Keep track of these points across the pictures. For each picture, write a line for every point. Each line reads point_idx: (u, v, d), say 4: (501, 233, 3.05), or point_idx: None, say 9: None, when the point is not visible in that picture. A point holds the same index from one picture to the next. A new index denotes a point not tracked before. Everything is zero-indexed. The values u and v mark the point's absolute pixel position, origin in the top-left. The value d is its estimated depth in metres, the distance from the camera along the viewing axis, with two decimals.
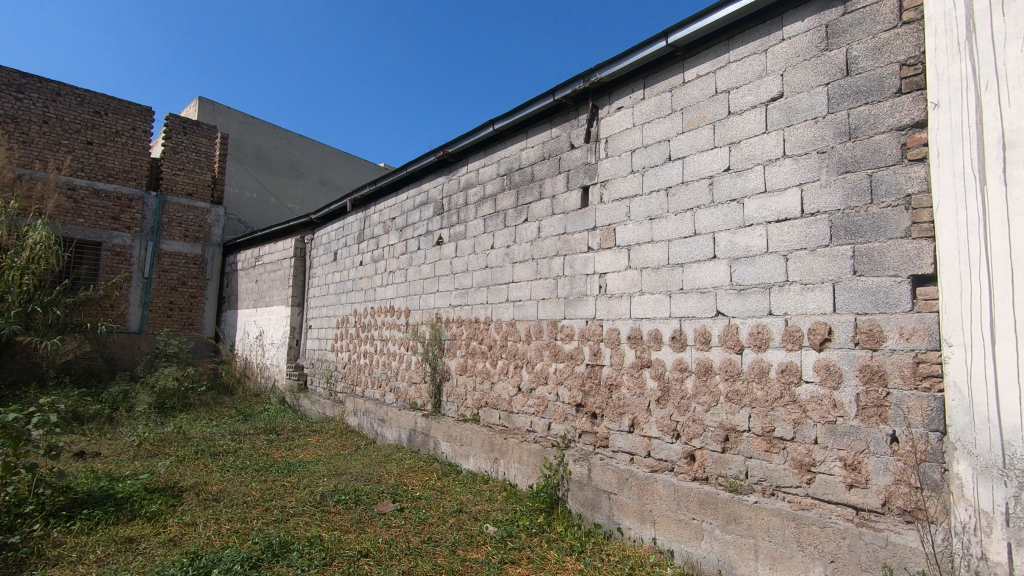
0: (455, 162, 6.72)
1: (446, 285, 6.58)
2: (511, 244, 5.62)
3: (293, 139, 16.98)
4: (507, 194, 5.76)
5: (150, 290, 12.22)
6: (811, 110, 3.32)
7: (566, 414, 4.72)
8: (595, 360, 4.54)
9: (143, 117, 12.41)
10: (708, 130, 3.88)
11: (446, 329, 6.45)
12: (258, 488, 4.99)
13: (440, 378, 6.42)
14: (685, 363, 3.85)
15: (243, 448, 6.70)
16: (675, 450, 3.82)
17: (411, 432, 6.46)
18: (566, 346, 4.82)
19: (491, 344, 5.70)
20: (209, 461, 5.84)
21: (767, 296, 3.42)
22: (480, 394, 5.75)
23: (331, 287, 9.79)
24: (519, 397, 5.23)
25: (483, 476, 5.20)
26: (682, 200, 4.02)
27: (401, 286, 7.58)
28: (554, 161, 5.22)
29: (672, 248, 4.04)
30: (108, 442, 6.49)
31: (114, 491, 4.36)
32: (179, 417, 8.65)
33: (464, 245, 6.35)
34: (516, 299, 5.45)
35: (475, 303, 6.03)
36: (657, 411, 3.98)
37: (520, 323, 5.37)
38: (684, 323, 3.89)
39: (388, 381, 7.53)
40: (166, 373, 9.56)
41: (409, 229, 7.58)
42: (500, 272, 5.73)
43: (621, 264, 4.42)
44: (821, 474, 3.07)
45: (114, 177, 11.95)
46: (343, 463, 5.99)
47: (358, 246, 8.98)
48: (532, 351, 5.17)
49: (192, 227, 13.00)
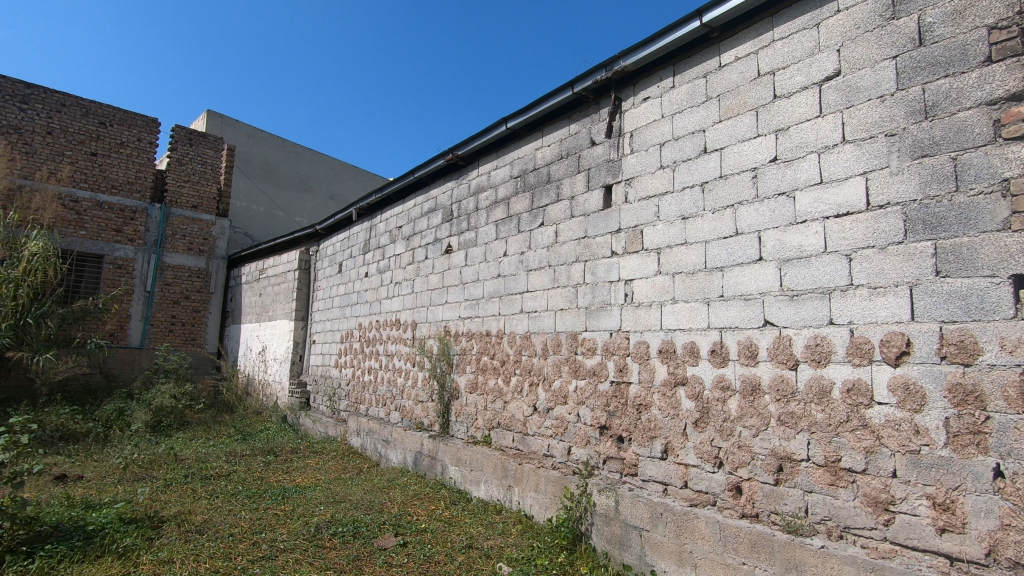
0: (465, 165, 6.32)
1: (455, 296, 6.16)
2: (526, 251, 5.19)
3: (302, 152, 16.79)
4: (522, 198, 5.35)
5: (152, 304, 11.92)
6: (876, 88, 2.89)
7: (588, 437, 4.23)
8: (621, 376, 4.06)
9: (149, 128, 12.25)
10: (750, 117, 3.45)
11: (455, 342, 6.00)
12: (246, 518, 4.52)
13: (449, 396, 5.96)
14: (727, 381, 3.37)
15: (238, 471, 6.25)
16: (718, 481, 3.32)
17: (417, 455, 5.98)
18: (587, 361, 4.35)
19: (504, 360, 5.24)
20: (197, 487, 5.40)
21: (827, 302, 2.95)
22: (491, 414, 5.28)
23: (335, 300, 9.40)
24: (535, 418, 4.76)
25: (496, 505, 4.70)
26: (720, 196, 3.57)
27: (407, 298, 7.16)
28: (573, 159, 4.80)
29: (709, 250, 3.59)
30: (92, 463, 6.07)
31: (85, 523, 3.92)
32: (175, 437, 8.24)
33: (475, 252, 5.93)
34: (531, 310, 5.01)
35: (486, 314, 5.59)
36: (696, 436, 3.49)
37: (535, 336, 4.92)
38: (725, 334, 3.42)
39: (393, 399, 7.08)
40: (164, 390, 9.17)
41: (416, 238, 7.18)
42: (514, 280, 5.29)
43: (650, 270, 3.97)
44: (902, 515, 2.57)
45: (118, 188, 11.75)
46: (343, 489, 5.51)
47: (363, 257, 8.59)
48: (549, 367, 4.71)
49: (197, 239, 12.72)
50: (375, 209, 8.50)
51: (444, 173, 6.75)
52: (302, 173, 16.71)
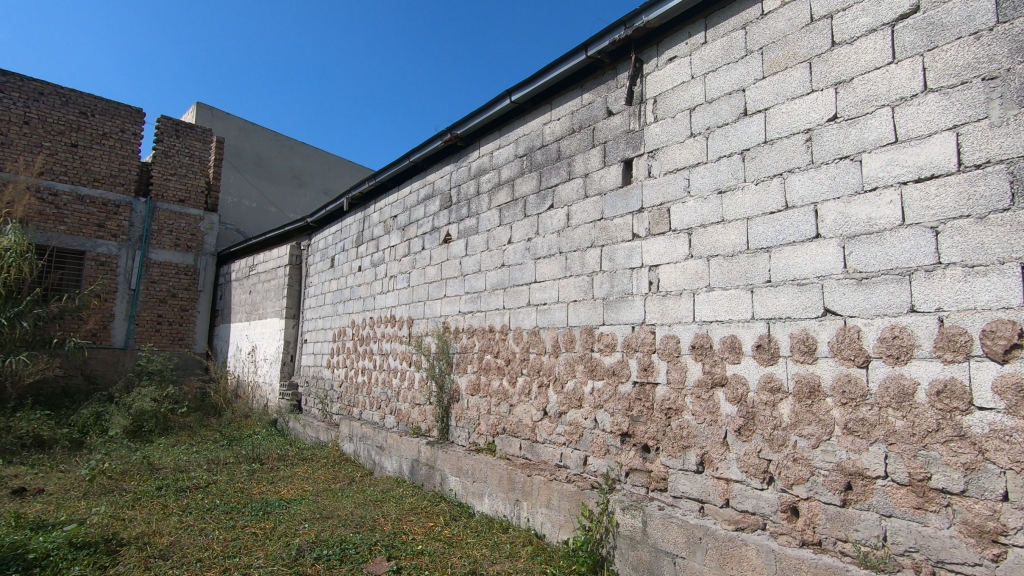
0: (465, 146, 5.80)
1: (455, 289, 5.64)
2: (533, 236, 4.67)
3: (295, 146, 16.25)
4: (528, 178, 4.83)
5: (137, 302, 11.38)
6: (969, 23, 2.38)
7: (607, 446, 3.71)
8: (645, 377, 3.54)
9: (133, 119, 11.72)
10: (802, 70, 2.93)
11: (454, 340, 5.48)
12: (219, 539, 4.00)
13: (448, 399, 5.43)
14: (777, 382, 2.85)
15: (218, 482, 5.73)
16: (768, 501, 2.80)
17: (414, 463, 5.46)
18: (605, 359, 3.83)
19: (509, 359, 4.72)
20: (169, 501, 4.87)
21: (907, 285, 2.43)
22: (496, 419, 4.76)
23: (327, 297, 8.88)
24: (545, 423, 4.24)
25: (502, 523, 4.18)
26: (765, 165, 3.05)
27: (403, 293, 6.64)
28: (586, 133, 4.28)
29: (751, 229, 3.07)
30: (57, 474, 5.53)
31: (27, 549, 3.38)
32: (155, 444, 7.71)
33: (476, 240, 5.40)
34: (540, 303, 4.49)
35: (489, 308, 5.07)
36: (739, 446, 2.97)
37: (544, 332, 4.40)
38: (773, 327, 2.90)
39: (387, 402, 6.55)
40: (145, 393, 8.64)
41: (412, 227, 6.65)
42: (519, 270, 4.77)
43: (678, 254, 3.45)
44: (1017, 549, 2.07)
45: (99, 181, 11.20)
46: (331, 502, 4.98)
47: (356, 250, 8.07)
48: (561, 366, 4.19)
49: (184, 235, 12.19)
50: (368, 198, 7.97)
51: (442, 156, 6.22)
52: (296, 168, 16.18)
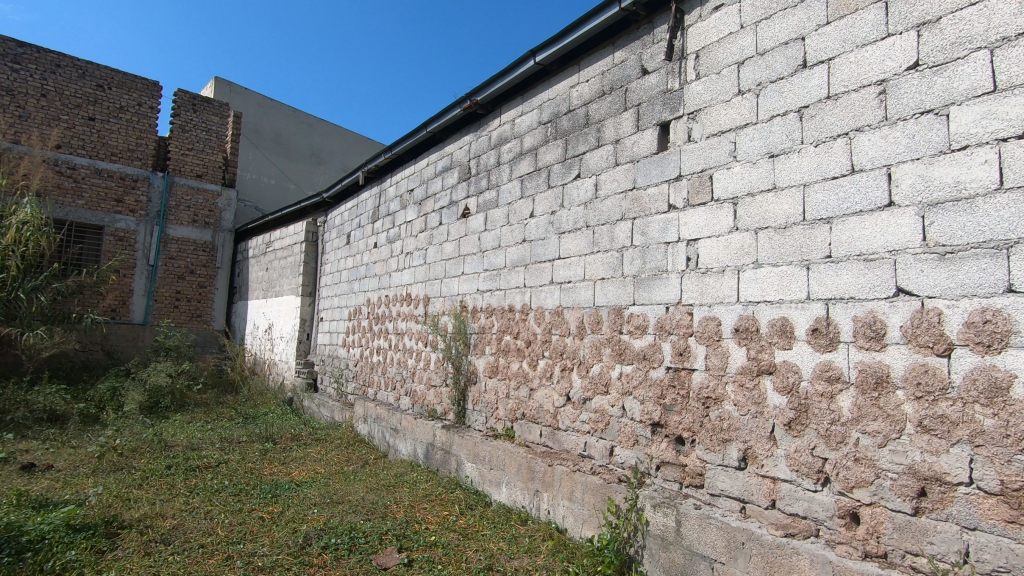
0: (486, 114, 5.44)
1: (473, 266, 5.34)
2: (557, 209, 4.34)
3: (313, 122, 16.00)
4: (553, 146, 4.47)
5: (155, 278, 11.35)
6: None
7: (636, 436, 3.41)
8: (680, 362, 3.22)
9: (149, 92, 11.56)
10: (877, 12, 2.53)
11: (472, 320, 5.20)
12: (224, 523, 3.82)
13: (465, 381, 5.18)
14: (837, 371, 2.51)
15: (229, 461, 5.59)
16: (823, 505, 2.48)
17: (429, 447, 5.23)
18: (635, 343, 3.52)
19: (529, 341, 4.43)
20: (176, 481, 4.72)
21: (1005, 261, 2.07)
22: (515, 404, 4.49)
23: (343, 274, 8.67)
24: (568, 409, 3.96)
25: (520, 514, 3.93)
26: (827, 124, 2.67)
27: (419, 270, 6.37)
28: (618, 95, 3.91)
29: (808, 198, 2.70)
30: (67, 450, 5.44)
31: (23, 530, 3.23)
32: (170, 421, 7.64)
33: (496, 214, 5.09)
34: (563, 281, 4.17)
35: (509, 286, 4.77)
36: (789, 442, 2.65)
37: (568, 312, 4.09)
38: (833, 308, 2.55)
39: (402, 383, 6.33)
40: (160, 369, 8.59)
41: (429, 201, 6.35)
42: (542, 245, 4.45)
43: (721, 226, 3.10)
44: None
45: (117, 156, 11.12)
46: (342, 486, 4.79)
47: (372, 226, 7.81)
48: (586, 348, 3.88)
49: (202, 211, 12.08)
50: (385, 172, 7.67)
51: (461, 125, 5.88)
52: (315, 145, 15.96)
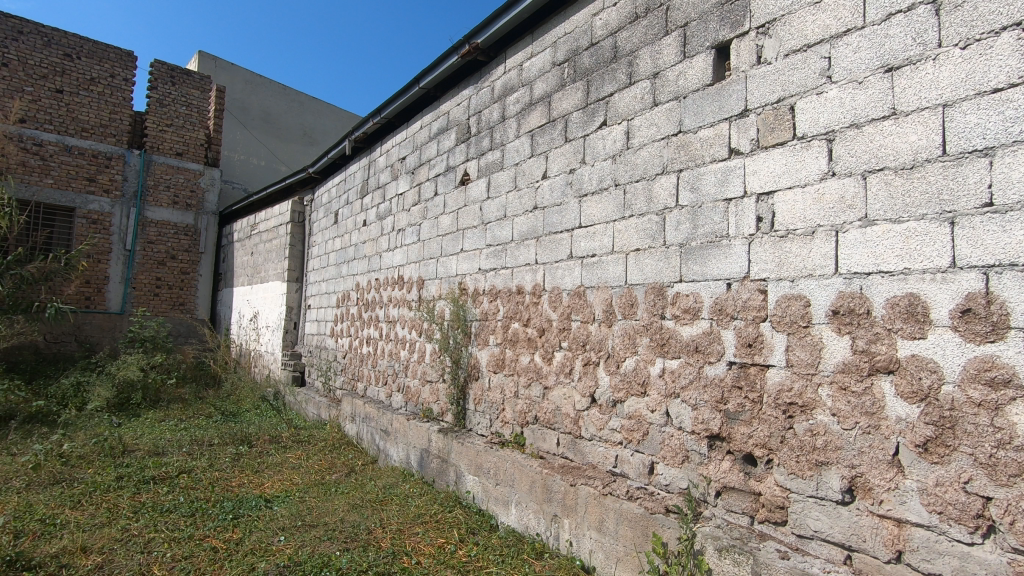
0: (488, 62, 4.60)
1: (473, 241, 4.54)
2: (577, 166, 3.53)
3: (305, 101, 15.11)
4: (571, 90, 3.65)
5: (133, 264, 10.59)
6: None
7: (685, 452, 2.63)
8: (748, 356, 2.44)
9: (122, 63, 10.69)
10: None
11: (473, 304, 4.42)
12: (165, 558, 3.08)
13: (465, 377, 4.40)
14: (1004, 370, 1.73)
15: (193, 469, 4.85)
16: (987, 567, 1.72)
17: (423, 454, 4.47)
18: (683, 331, 2.73)
19: (543, 329, 3.65)
20: (122, 498, 3.98)
21: None
22: (525, 405, 3.72)
23: (330, 257, 7.87)
24: (593, 414, 3.19)
25: (535, 545, 3.17)
26: (981, 14, 1.87)
27: (412, 249, 5.58)
28: (656, 16, 3.08)
29: (952, 122, 1.91)
30: (2, 459, 4.68)
31: None
32: (139, 419, 6.91)
33: (500, 178, 4.28)
34: (585, 255, 3.38)
35: (517, 264, 3.97)
36: (924, 471, 1.87)
37: (592, 294, 3.30)
38: (996, 279, 1.77)
39: (394, 377, 5.56)
40: (131, 361, 7.84)
41: (423, 169, 5.53)
42: (557, 213, 3.65)
43: (809, 173, 2.29)
44: None
45: (88, 131, 10.29)
46: (318, 502, 4.04)
47: (361, 202, 7.00)
48: (616, 339, 3.11)
49: (183, 192, 11.27)
50: (374, 140, 6.83)
51: (460, 78, 5.04)
52: (306, 125, 15.09)
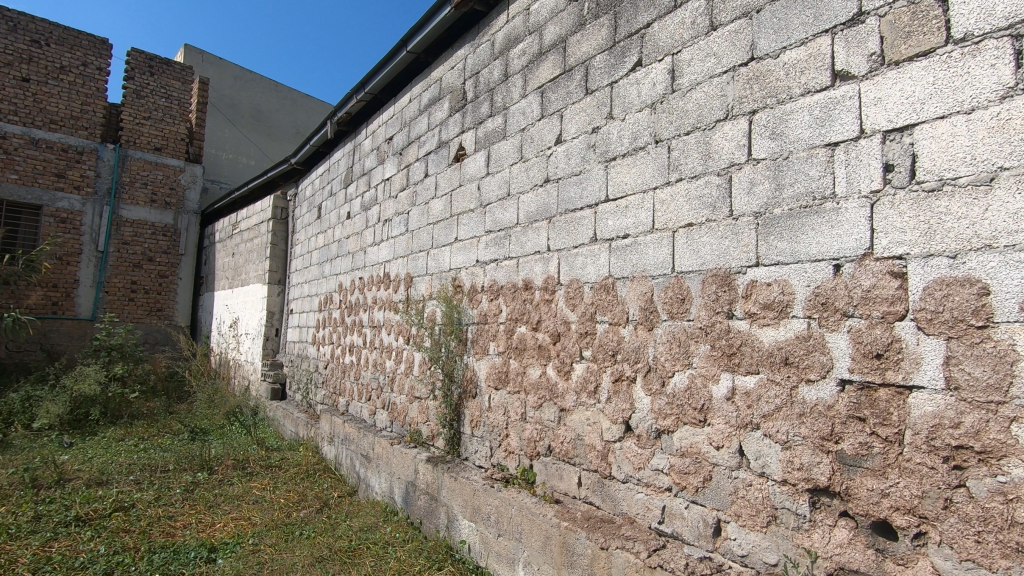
0: (488, 13, 3.83)
1: (470, 228, 3.73)
2: (602, 123, 2.74)
3: (298, 99, 14.39)
4: (592, 30, 2.87)
5: (105, 266, 9.82)
6: None
7: (773, 511, 1.83)
8: (874, 373, 1.64)
9: (96, 51, 9.96)
10: None
11: (469, 305, 3.60)
12: None
13: (460, 394, 3.59)
14: None
15: (132, 504, 4.05)
16: None
17: (408, 488, 3.66)
18: (763, 336, 1.93)
19: (557, 334, 2.85)
20: (27, 551, 3.18)
21: None
22: (534, 432, 2.91)
23: (313, 255, 7.06)
24: (627, 448, 2.38)
25: None
26: None
27: (399, 242, 4.78)
28: None
29: None
30: None
31: None
32: (93, 439, 6.12)
33: (503, 148, 3.49)
34: (614, 236, 2.58)
35: (525, 253, 3.16)
36: None
37: (624, 287, 2.49)
38: None
39: (379, 392, 4.75)
40: (90, 373, 7.05)
41: (412, 148, 4.74)
42: (576, 185, 2.85)
43: (976, 94, 1.50)
44: None
45: (57, 123, 9.54)
46: (274, 554, 3.25)
47: (345, 192, 6.20)
48: (659, 346, 2.30)
49: (161, 189, 10.50)
50: (359, 122, 6.05)
51: (454, 38, 4.26)
52: (298, 122, 14.35)
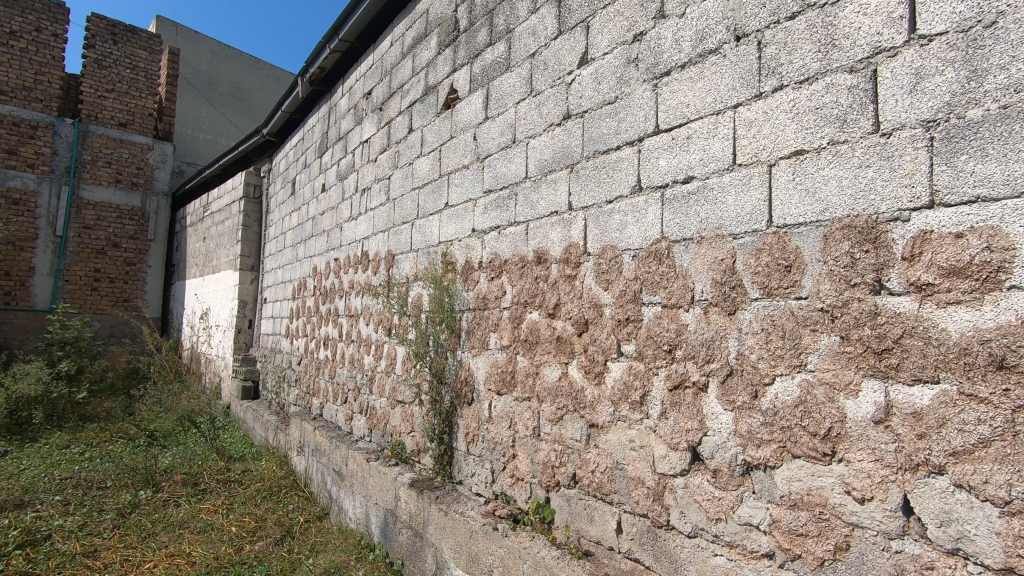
0: None
1: (464, 189, 2.95)
2: (647, 27, 1.96)
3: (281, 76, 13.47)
4: None
5: (65, 252, 8.97)
6: None
7: None
8: None
9: (51, 15, 9.02)
10: None
11: (463, 285, 2.82)
12: None
13: (452, 399, 2.81)
14: None
15: (45, 538, 3.26)
16: None
17: (387, 518, 2.90)
18: (949, 322, 1.17)
19: (584, 322, 2.07)
20: None
21: None
22: (552, 455, 2.15)
23: (287, 236, 6.25)
24: (696, 488, 1.63)
25: None
26: None
27: (379, 214, 3.98)
28: None
29: None
30: None
31: None
32: (31, 446, 5.32)
33: (507, 82, 2.69)
34: (669, 180, 1.81)
35: (538, 213, 2.37)
36: None
37: (686, 253, 1.72)
38: None
39: (356, 393, 3.96)
40: (34, 370, 6.24)
41: (394, 100, 3.94)
42: (610, 119, 2.07)
43: None
44: None
45: (8, 95, 8.61)
46: None
47: (320, 161, 5.38)
48: (747, 339, 1.53)
49: (127, 169, 9.62)
50: (336, 79, 5.22)
51: None
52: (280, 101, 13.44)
